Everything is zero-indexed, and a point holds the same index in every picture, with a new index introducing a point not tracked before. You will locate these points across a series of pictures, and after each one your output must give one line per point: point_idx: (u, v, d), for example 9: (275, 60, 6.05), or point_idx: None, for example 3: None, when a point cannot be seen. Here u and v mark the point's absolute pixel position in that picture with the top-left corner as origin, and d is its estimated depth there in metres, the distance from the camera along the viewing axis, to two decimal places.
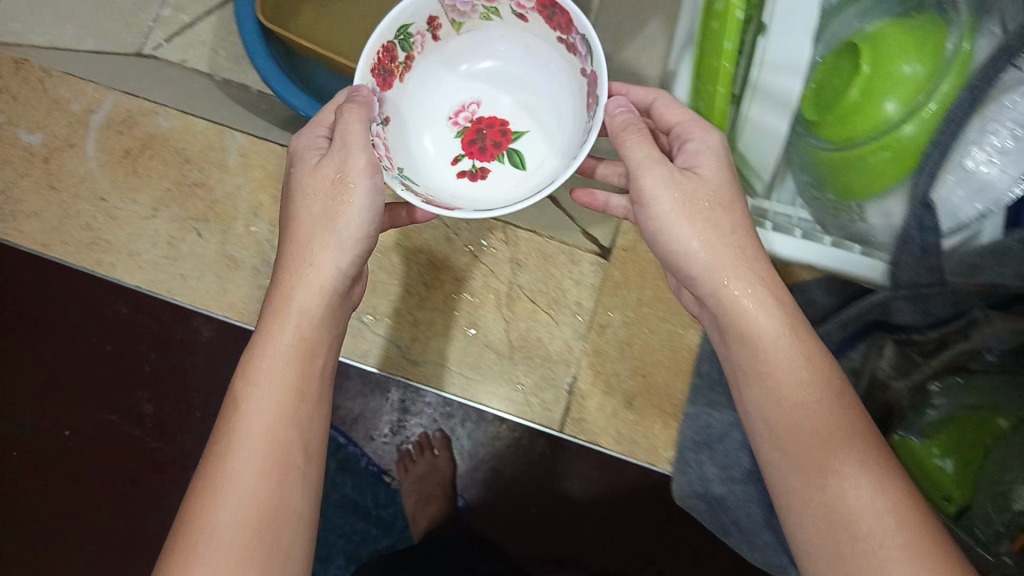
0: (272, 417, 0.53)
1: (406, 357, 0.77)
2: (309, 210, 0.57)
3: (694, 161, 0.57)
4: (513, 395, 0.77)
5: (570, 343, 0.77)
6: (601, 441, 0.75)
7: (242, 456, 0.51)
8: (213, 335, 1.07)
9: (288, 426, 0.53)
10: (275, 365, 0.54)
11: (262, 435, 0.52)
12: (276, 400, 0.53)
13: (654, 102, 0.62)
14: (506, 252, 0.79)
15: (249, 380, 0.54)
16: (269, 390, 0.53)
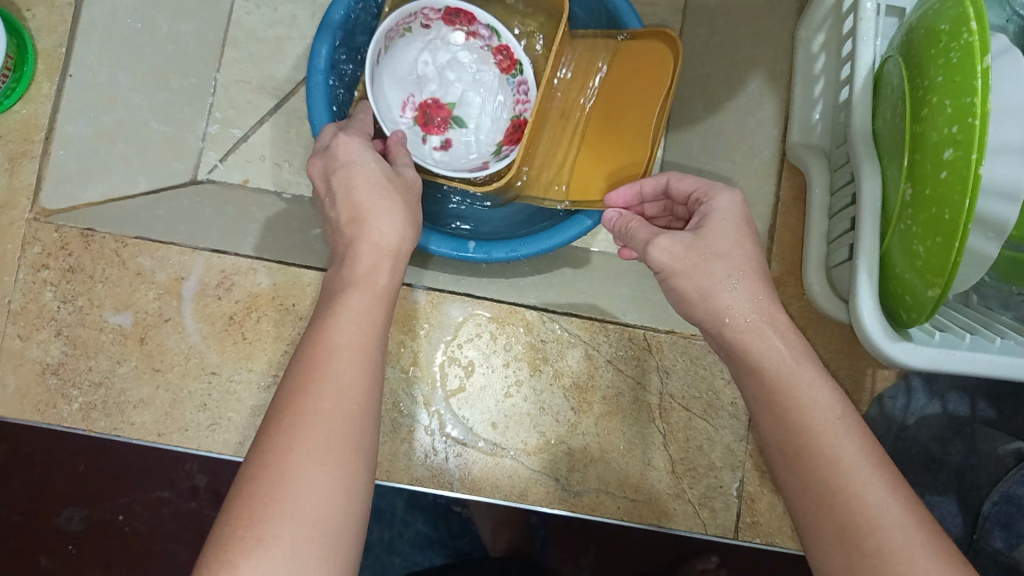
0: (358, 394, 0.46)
1: (565, 490, 0.72)
2: (373, 197, 0.55)
3: (703, 223, 0.56)
4: (682, 507, 0.72)
5: (733, 446, 0.73)
6: (778, 540, 0.72)
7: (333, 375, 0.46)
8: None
9: (370, 350, 0.48)
10: (345, 343, 0.48)
11: (356, 347, 0.48)
12: (363, 325, 0.49)
13: (667, 185, 0.62)
14: (652, 360, 0.75)
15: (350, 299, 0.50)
16: (356, 315, 0.49)
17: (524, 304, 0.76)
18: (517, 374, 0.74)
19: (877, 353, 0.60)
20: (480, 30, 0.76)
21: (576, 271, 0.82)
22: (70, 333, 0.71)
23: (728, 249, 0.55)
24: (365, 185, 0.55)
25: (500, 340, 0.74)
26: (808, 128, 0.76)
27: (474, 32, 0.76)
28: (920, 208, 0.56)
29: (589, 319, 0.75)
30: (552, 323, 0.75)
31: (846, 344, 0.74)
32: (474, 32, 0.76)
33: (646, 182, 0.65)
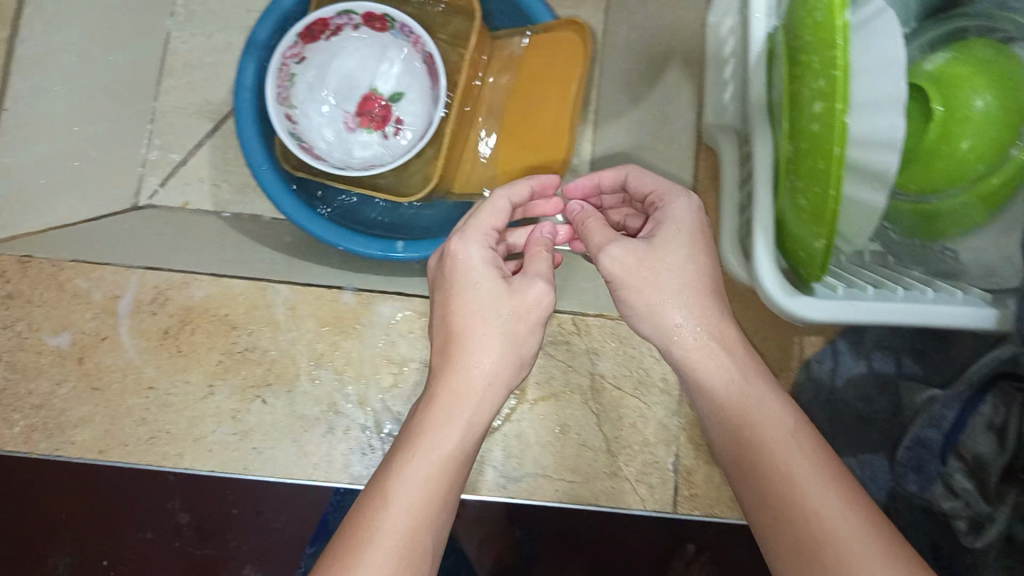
0: (414, 509, 0.47)
1: (504, 477, 0.74)
2: (498, 316, 0.53)
3: (656, 230, 0.56)
4: (619, 485, 0.74)
5: (666, 422, 0.75)
6: (717, 512, 0.73)
7: (389, 526, 0.46)
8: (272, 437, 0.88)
9: (435, 502, 0.48)
10: (421, 461, 0.49)
11: (418, 498, 0.47)
12: (436, 478, 0.48)
13: (626, 179, 0.63)
14: (582, 343, 0.77)
15: (430, 439, 0.50)
16: (429, 464, 0.49)
17: None
18: None
19: (778, 309, 0.62)
20: (335, 23, 0.79)
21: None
22: (12, 356, 0.73)
23: (683, 256, 0.55)
24: (491, 302, 0.53)
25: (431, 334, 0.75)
26: (721, 105, 0.78)
27: (333, 27, 0.80)
28: (802, 164, 0.57)
29: None
30: None
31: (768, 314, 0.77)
32: (333, 27, 0.80)
33: (604, 175, 0.65)
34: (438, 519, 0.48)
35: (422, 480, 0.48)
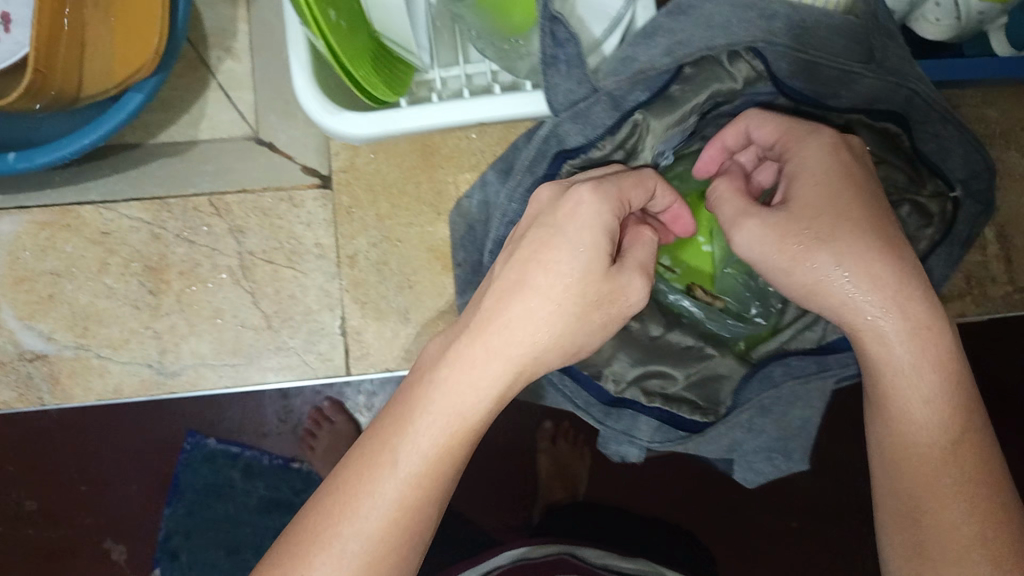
0: (410, 486, 0.39)
1: (162, 373, 0.72)
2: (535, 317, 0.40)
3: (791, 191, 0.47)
4: (287, 359, 0.73)
5: (326, 287, 0.73)
6: (392, 365, 0.74)
7: (344, 556, 0.38)
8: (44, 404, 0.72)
9: (417, 512, 0.39)
10: (398, 476, 0.39)
11: (387, 508, 0.39)
12: (433, 466, 0.40)
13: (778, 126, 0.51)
14: (223, 223, 0.72)
15: (391, 443, 0.40)
16: (407, 469, 0.39)
17: (83, 201, 0.72)
18: (85, 273, 0.71)
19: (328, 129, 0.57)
20: None
21: (158, 162, 0.76)
22: None
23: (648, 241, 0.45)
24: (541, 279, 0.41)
25: (60, 244, 0.71)
26: None
27: None
28: None
29: (151, 199, 0.72)
30: (113, 215, 0.72)
31: (418, 157, 0.73)
32: None
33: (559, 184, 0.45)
34: (432, 516, 0.40)
35: (399, 489, 0.39)
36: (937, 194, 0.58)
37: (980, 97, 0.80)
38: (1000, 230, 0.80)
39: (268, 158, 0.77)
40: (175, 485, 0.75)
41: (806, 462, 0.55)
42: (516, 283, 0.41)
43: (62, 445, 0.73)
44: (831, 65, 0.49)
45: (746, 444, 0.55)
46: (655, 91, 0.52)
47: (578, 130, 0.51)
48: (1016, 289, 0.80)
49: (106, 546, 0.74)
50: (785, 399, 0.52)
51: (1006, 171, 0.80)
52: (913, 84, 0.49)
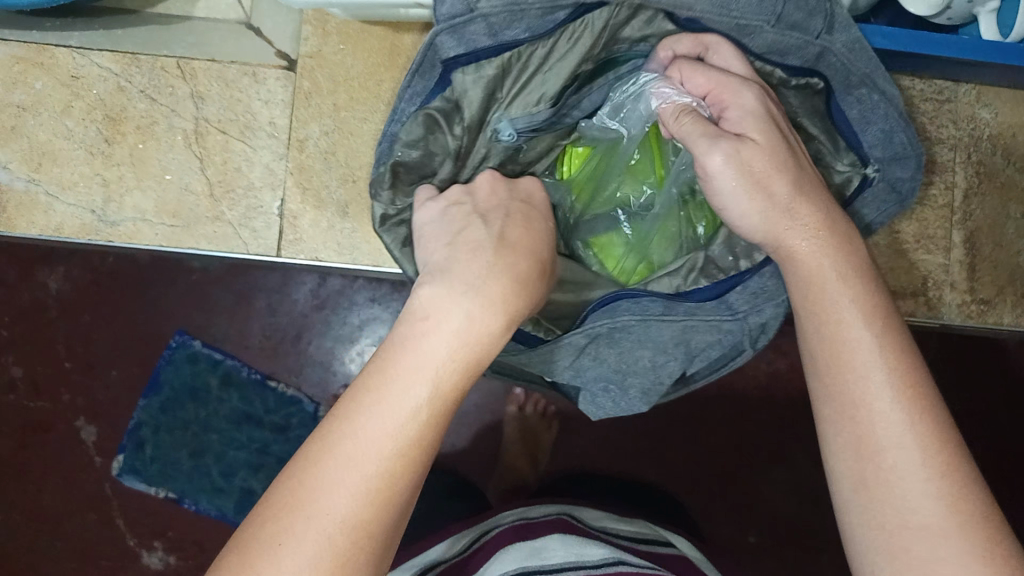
0: (393, 466, 0.37)
1: (102, 221, 0.74)
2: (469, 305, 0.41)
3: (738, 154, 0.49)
4: (223, 230, 0.75)
5: (271, 166, 0.74)
6: (322, 256, 0.75)
7: (327, 528, 0.35)
8: (52, 277, 0.82)
9: (386, 499, 0.36)
10: (375, 452, 0.36)
11: (361, 488, 0.36)
12: (415, 437, 0.37)
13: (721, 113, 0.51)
14: (186, 87, 0.75)
15: (375, 412, 0.37)
16: (380, 451, 0.37)
17: (58, 44, 0.75)
18: (49, 111, 0.74)
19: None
20: None
21: (145, 25, 0.77)
22: None
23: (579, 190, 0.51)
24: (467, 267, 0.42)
25: (31, 80, 0.74)
26: None
27: None
28: None
29: (123, 52, 0.75)
30: (85, 61, 0.75)
31: (383, 55, 0.74)
32: None
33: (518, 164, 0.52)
34: (405, 503, 0.37)
35: (387, 458, 0.36)
36: (852, 167, 0.56)
37: (977, 93, 0.76)
38: (969, 236, 0.77)
39: (251, 40, 0.77)
40: (154, 379, 0.84)
41: (642, 403, 0.60)
42: (471, 284, 0.41)
43: (60, 319, 0.83)
44: (723, 16, 0.50)
45: (588, 369, 0.57)
46: (536, 32, 0.50)
47: (454, 44, 0.48)
48: (970, 297, 0.77)
49: (78, 425, 0.83)
50: (633, 336, 0.55)
51: (985, 175, 0.77)
52: (823, 41, 0.51)
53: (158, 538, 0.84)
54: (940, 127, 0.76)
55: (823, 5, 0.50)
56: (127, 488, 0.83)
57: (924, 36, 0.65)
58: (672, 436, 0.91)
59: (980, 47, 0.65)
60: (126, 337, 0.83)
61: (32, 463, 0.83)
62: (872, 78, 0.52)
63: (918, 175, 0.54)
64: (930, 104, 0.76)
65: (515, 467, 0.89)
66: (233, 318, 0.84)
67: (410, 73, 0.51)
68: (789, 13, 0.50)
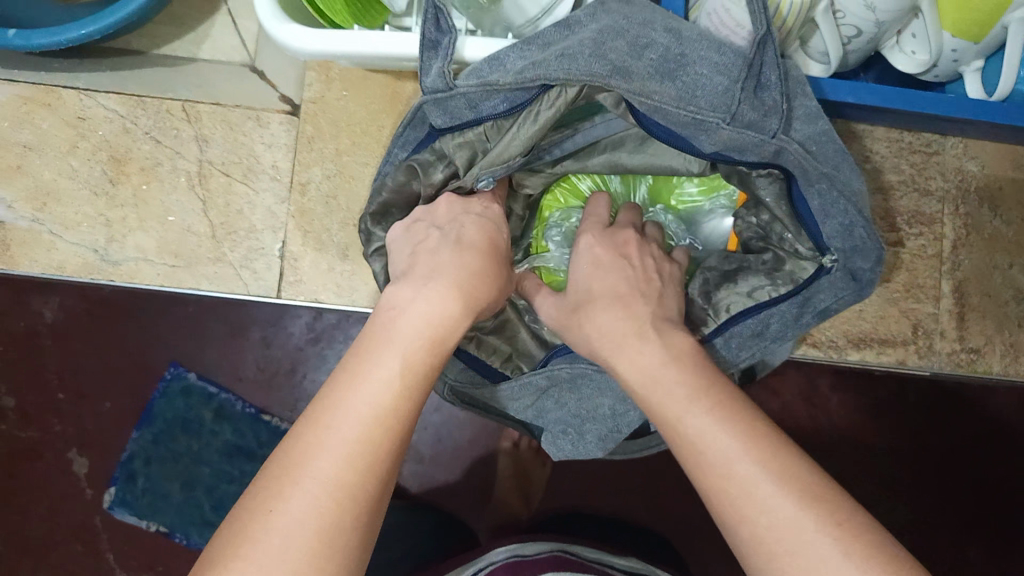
0: (352, 460, 0.39)
1: (104, 260, 0.75)
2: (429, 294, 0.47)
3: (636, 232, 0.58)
4: (223, 270, 0.76)
5: (273, 209, 0.75)
6: (322, 298, 0.76)
7: (289, 521, 0.37)
8: (48, 305, 0.82)
9: (365, 471, 0.39)
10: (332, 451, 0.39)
11: (342, 470, 0.38)
12: (389, 408, 0.41)
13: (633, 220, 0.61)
14: (191, 130, 0.76)
15: (332, 413, 0.40)
16: (355, 433, 0.40)
17: (65, 85, 0.76)
18: (55, 151, 0.75)
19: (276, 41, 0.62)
20: None
21: (152, 67, 0.79)
22: None
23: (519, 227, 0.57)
24: (427, 269, 0.49)
25: (38, 121, 0.75)
26: None
27: None
28: None
29: (130, 95, 0.76)
30: (92, 103, 0.76)
31: (385, 102, 0.76)
32: None
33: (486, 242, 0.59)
34: (382, 479, 0.40)
35: (344, 451, 0.39)
36: (812, 253, 0.58)
37: (964, 147, 0.78)
38: (958, 286, 0.78)
39: (255, 83, 0.78)
40: (147, 411, 0.84)
41: (600, 448, 0.63)
42: (430, 277, 0.48)
43: (52, 350, 0.83)
44: (679, 109, 0.49)
45: (550, 410, 0.63)
46: (513, 106, 0.51)
47: (438, 115, 0.52)
48: (960, 346, 0.79)
49: (69, 456, 0.84)
50: (592, 384, 0.60)
51: (973, 227, 0.79)
52: (778, 140, 0.50)
53: (146, 572, 0.84)
54: (928, 180, 0.78)
55: (779, 106, 0.50)
56: (117, 521, 0.83)
57: (910, 95, 0.67)
58: (665, 479, 0.91)
59: (965, 105, 0.67)
60: (122, 372, 0.84)
61: (23, 497, 0.83)
62: (831, 176, 0.52)
63: (876, 267, 0.54)
64: (919, 157, 0.78)
65: (506, 501, 0.90)
66: (230, 358, 0.84)
67: (402, 125, 0.56)
68: (743, 112, 0.49)
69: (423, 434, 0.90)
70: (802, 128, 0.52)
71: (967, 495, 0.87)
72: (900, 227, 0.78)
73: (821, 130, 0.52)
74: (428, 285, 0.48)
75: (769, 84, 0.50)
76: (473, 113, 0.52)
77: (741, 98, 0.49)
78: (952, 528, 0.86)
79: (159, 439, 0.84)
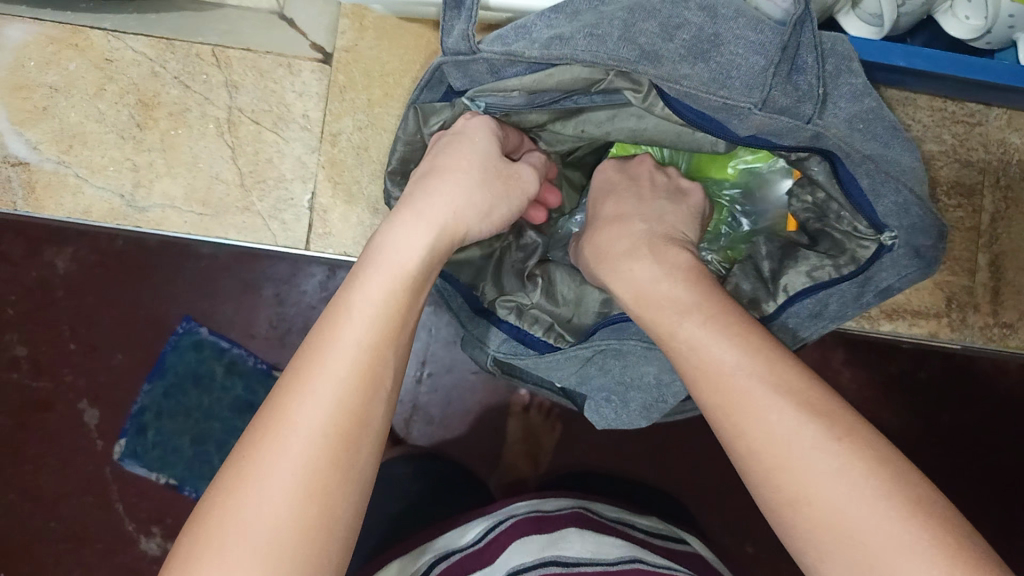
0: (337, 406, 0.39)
1: (130, 206, 0.74)
2: (410, 226, 0.47)
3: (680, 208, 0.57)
4: (251, 220, 0.74)
5: (303, 159, 0.74)
6: (351, 251, 0.74)
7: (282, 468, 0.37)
8: (60, 257, 0.82)
9: (353, 417, 0.39)
10: (322, 396, 0.39)
11: (321, 428, 0.38)
12: (371, 358, 0.40)
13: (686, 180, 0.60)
14: (221, 76, 0.74)
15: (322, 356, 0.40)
16: (331, 390, 0.39)
17: (93, 26, 0.74)
18: (81, 93, 0.74)
19: None
20: None
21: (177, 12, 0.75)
22: None
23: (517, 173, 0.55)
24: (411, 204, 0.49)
25: (64, 61, 0.74)
26: None
27: None
28: None
29: (159, 38, 0.74)
30: (120, 45, 0.74)
31: (420, 53, 0.75)
32: None
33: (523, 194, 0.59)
34: (372, 425, 0.40)
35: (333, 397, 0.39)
36: (871, 233, 0.56)
37: (1008, 118, 0.77)
38: (994, 259, 0.77)
39: (284, 31, 0.75)
40: (159, 364, 0.83)
41: (643, 415, 0.63)
42: (412, 211, 0.48)
43: (65, 302, 0.82)
44: (710, 93, 0.47)
45: (593, 377, 0.62)
46: (537, 75, 0.50)
47: (458, 75, 0.51)
48: (993, 321, 0.78)
49: (79, 407, 0.83)
50: (637, 355, 0.59)
51: (1013, 200, 0.77)
52: (816, 126, 0.48)
53: (156, 524, 0.83)
54: (970, 151, 0.76)
55: (814, 90, 0.48)
56: (126, 473, 0.83)
57: (963, 61, 0.65)
58: (685, 443, 0.91)
59: (1017, 73, 0.65)
60: (138, 324, 0.83)
61: (38, 444, 0.83)
62: (876, 159, 0.50)
63: (941, 246, 0.52)
64: (961, 127, 0.76)
65: (516, 464, 0.90)
66: (254, 314, 0.84)
67: (419, 88, 0.55)
68: (776, 98, 0.47)
69: (434, 398, 0.90)
70: (841, 111, 0.50)
71: (993, 471, 0.86)
72: (939, 199, 0.77)
73: (861, 109, 0.50)
74: (398, 218, 0.47)
75: (805, 66, 0.48)
76: (495, 78, 0.51)
77: (775, 82, 0.47)
78: (975, 503, 0.85)
79: (170, 394, 0.83)
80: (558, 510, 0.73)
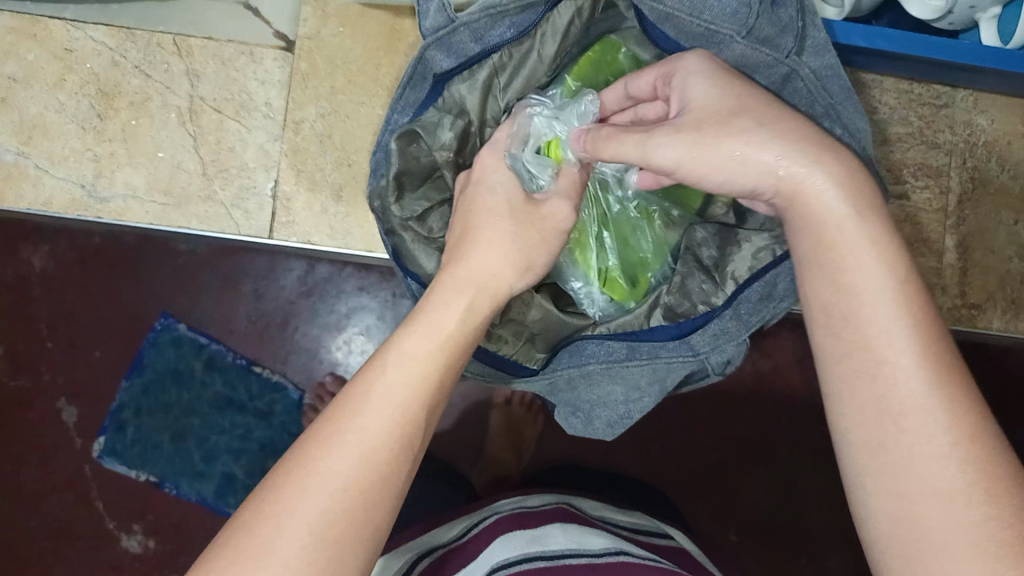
0: (373, 453, 0.36)
1: (92, 196, 0.74)
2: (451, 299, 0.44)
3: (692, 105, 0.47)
4: (215, 208, 0.74)
5: (266, 147, 0.74)
6: (315, 239, 0.74)
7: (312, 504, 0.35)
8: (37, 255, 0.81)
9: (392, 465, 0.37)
10: (356, 442, 0.36)
11: (353, 482, 0.36)
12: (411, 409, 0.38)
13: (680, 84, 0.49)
14: (182, 65, 0.74)
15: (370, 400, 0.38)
16: (364, 443, 0.36)
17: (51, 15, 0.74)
18: (41, 84, 0.73)
19: None
20: None
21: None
22: None
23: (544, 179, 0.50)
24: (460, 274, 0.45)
25: (23, 52, 0.73)
26: None
27: None
28: None
29: (119, 26, 0.74)
30: (79, 34, 0.74)
31: (383, 40, 0.74)
32: None
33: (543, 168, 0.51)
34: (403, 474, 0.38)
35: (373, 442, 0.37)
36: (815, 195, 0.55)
37: (974, 100, 0.77)
38: (961, 241, 0.77)
39: (246, 20, 0.75)
40: (139, 361, 0.82)
41: (610, 431, 0.61)
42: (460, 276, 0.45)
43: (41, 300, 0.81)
44: (693, 18, 0.47)
45: (560, 393, 0.60)
46: (520, 30, 0.49)
47: (444, 58, 0.50)
48: (961, 302, 0.78)
49: (59, 406, 0.82)
50: (601, 377, 0.58)
51: (979, 181, 0.77)
52: (791, 62, 0.48)
53: (137, 522, 0.82)
54: (936, 132, 0.76)
55: (795, 23, 0.47)
56: (107, 469, 0.82)
57: (923, 39, 0.65)
58: (659, 432, 0.91)
59: (978, 50, 0.65)
60: (110, 321, 0.82)
61: (9, 441, 0.82)
62: (836, 109, 0.49)
63: None
64: (927, 109, 0.76)
65: (498, 458, 0.88)
66: (223, 307, 0.83)
67: (402, 86, 0.52)
68: (759, 27, 0.46)
69: None
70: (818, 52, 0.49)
71: None
72: (907, 181, 0.77)
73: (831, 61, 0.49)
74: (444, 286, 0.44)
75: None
76: (479, 45, 0.49)
77: (758, 13, 0.46)
78: None
79: (149, 390, 0.82)
80: (540, 505, 0.72)
